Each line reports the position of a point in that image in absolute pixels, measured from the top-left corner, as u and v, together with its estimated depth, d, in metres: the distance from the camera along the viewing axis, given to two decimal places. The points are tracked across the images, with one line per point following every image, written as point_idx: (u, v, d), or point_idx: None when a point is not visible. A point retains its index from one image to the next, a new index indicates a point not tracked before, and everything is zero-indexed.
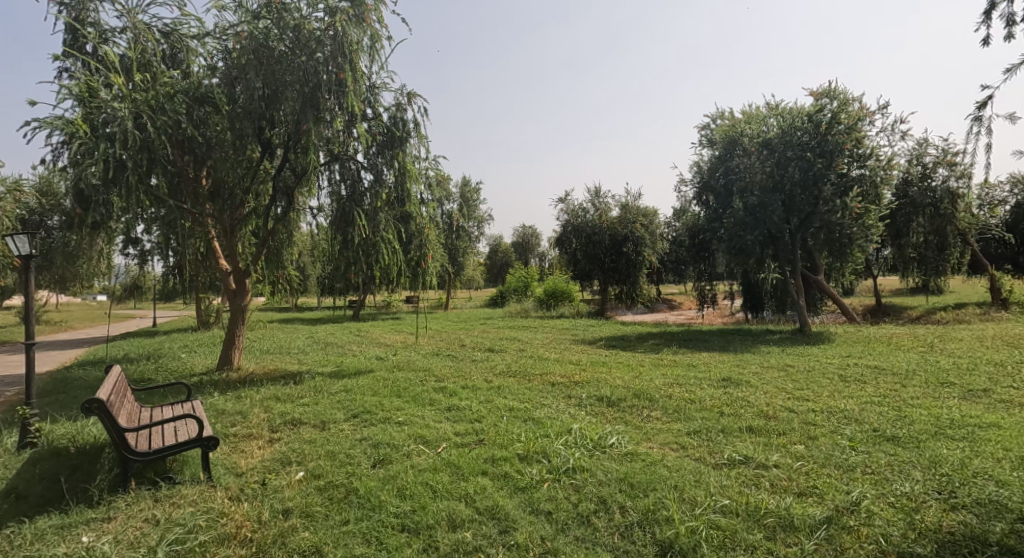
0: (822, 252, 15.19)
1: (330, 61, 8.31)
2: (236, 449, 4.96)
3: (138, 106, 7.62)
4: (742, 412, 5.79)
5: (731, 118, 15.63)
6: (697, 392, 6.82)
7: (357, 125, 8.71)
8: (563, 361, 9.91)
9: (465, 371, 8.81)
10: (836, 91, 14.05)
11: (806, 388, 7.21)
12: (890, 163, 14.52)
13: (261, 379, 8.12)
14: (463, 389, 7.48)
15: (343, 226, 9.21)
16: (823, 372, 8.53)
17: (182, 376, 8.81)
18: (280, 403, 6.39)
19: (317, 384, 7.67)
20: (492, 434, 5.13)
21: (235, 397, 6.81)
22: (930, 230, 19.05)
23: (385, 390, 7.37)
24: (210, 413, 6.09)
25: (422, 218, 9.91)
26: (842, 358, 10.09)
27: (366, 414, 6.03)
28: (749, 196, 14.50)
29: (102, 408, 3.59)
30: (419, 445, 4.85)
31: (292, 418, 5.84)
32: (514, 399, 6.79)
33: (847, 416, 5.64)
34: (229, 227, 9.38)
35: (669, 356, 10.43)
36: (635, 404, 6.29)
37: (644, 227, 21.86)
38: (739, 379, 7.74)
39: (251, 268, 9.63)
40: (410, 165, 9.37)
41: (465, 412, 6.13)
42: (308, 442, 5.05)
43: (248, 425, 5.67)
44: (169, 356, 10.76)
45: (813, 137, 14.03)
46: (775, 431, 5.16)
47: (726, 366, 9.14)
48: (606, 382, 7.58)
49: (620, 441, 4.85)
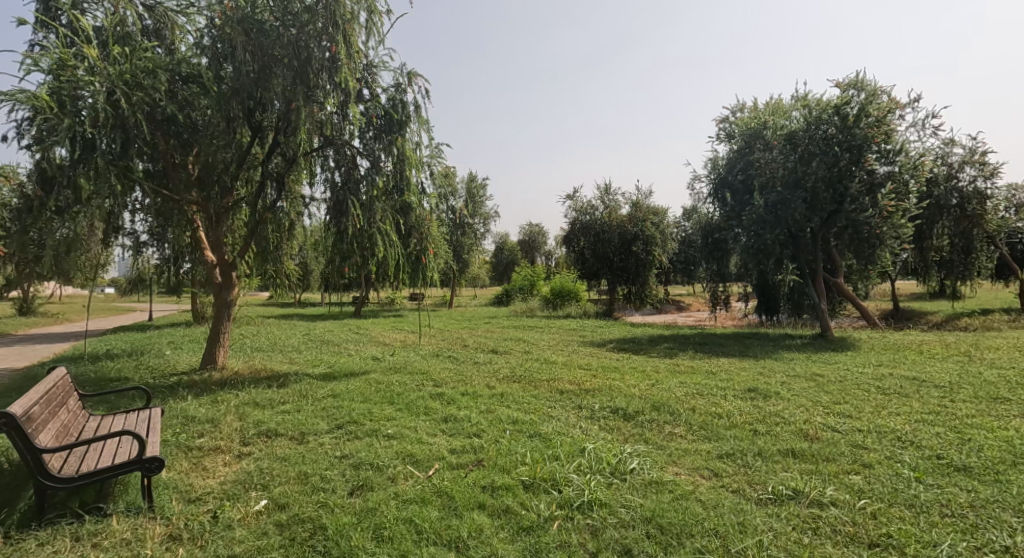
0: (847, 252, 14.36)
1: (323, 35, 7.71)
2: (198, 466, 4.30)
3: (113, 82, 6.95)
4: (779, 430, 5.08)
5: (752, 110, 14.96)
6: (723, 404, 6.10)
7: (351, 106, 8.04)
8: (572, 365, 9.20)
9: (466, 375, 8.12)
10: (863, 82, 13.34)
11: (844, 402, 6.47)
12: (921, 160, 13.74)
13: (244, 381, 7.46)
14: (462, 396, 6.79)
15: (337, 216, 8.56)
16: (858, 383, 7.78)
17: (160, 376, 8.16)
18: (257, 410, 5.72)
19: (304, 388, 7.01)
20: (492, 454, 4.45)
21: (210, 402, 6.16)
22: (955, 232, 18.24)
23: (377, 396, 6.69)
24: (178, 420, 5.44)
25: (422, 210, 9.21)
26: (874, 367, 9.34)
27: (352, 426, 5.35)
28: (770, 193, 13.82)
29: (14, 425, 2.92)
30: (408, 466, 4.17)
31: (268, 428, 5.18)
32: (518, 409, 6.09)
33: (902, 439, 4.90)
34: (214, 218, 8.74)
35: (685, 362, 9.71)
36: (654, 418, 5.57)
37: (655, 225, 21.07)
38: (767, 390, 7.02)
39: (238, 261, 8.98)
40: (410, 152, 8.70)
41: (464, 424, 5.44)
42: (281, 459, 4.37)
43: (216, 437, 4.98)
44: (154, 353, 10.15)
45: (840, 130, 13.24)
46: (823, 456, 4.45)
47: (748, 374, 8.40)
48: (620, 391, 6.89)
49: (643, 467, 4.14)
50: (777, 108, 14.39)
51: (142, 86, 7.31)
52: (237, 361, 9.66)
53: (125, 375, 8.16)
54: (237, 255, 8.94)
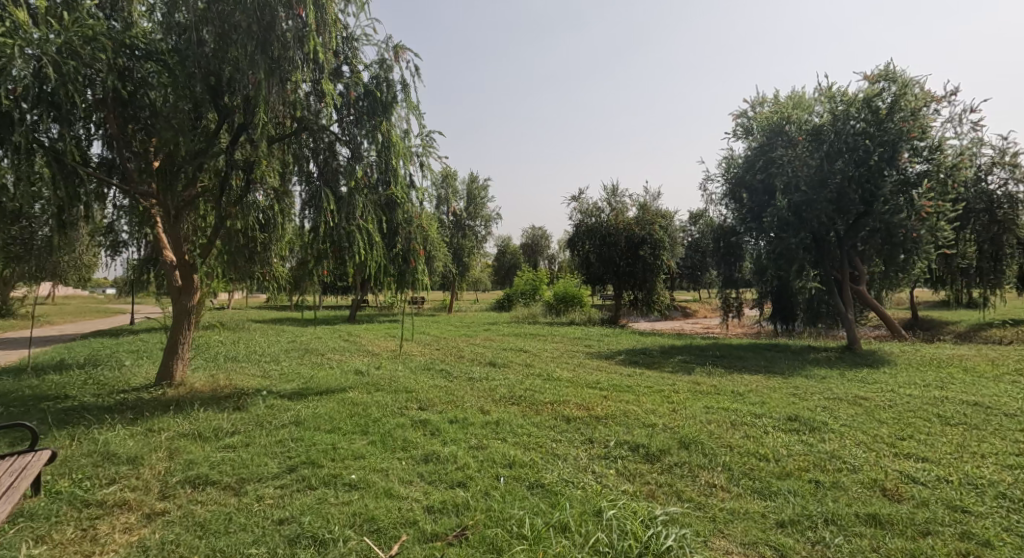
0: (875, 258, 13.23)
1: (294, 2, 6.74)
2: (86, 537, 3.24)
3: (39, 49, 5.92)
4: (846, 481, 4.01)
5: (773, 103, 13.88)
6: (766, 441, 4.99)
7: (326, 83, 7.07)
8: (578, 382, 8.13)
9: (456, 395, 7.01)
10: (895, 72, 12.25)
11: (911, 439, 5.34)
12: (960, 156, 12.61)
13: (194, 403, 6.37)
14: (449, 424, 5.68)
15: (311, 211, 7.62)
16: (913, 409, 6.68)
17: (103, 394, 7.10)
18: (194, 447, 4.65)
19: (262, 413, 5.92)
20: (479, 520, 3.39)
21: (143, 432, 5.10)
22: (985, 238, 17.04)
23: (349, 424, 5.60)
24: (91, 460, 4.36)
25: (409, 205, 8.17)
26: (921, 388, 8.18)
27: (308, 468, 4.29)
28: (794, 193, 12.72)
29: None
30: (365, 540, 3.14)
31: (200, 473, 4.11)
32: (515, 444, 4.98)
33: (1009, 498, 3.77)
34: (171, 213, 7.75)
35: (706, 380, 8.62)
36: (683, 460, 4.47)
37: (664, 229, 19.96)
38: (812, 420, 5.93)
39: (201, 262, 7.94)
40: (396, 138, 7.70)
41: (446, 468, 4.35)
42: (197, 527, 3.31)
43: (131, 484, 3.94)
44: (110, 364, 9.07)
45: (870, 125, 12.16)
46: (921, 526, 3.35)
47: (782, 397, 7.28)
48: (638, 419, 5.81)
49: (683, 545, 3.05)
50: (801, 101, 13.30)
51: (78, 55, 6.26)
52: (201, 375, 8.59)
53: (66, 392, 7.12)
54: (199, 255, 7.92)
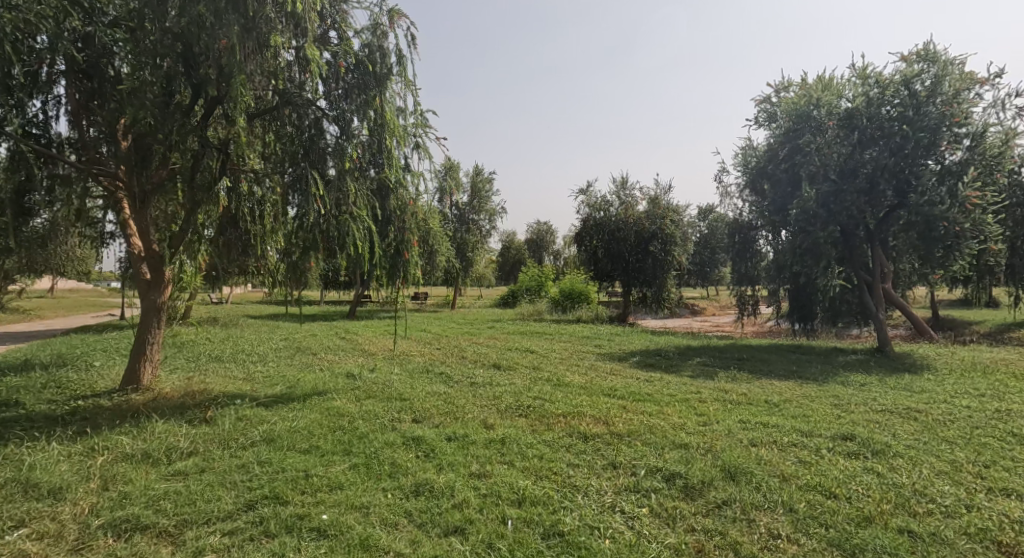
0: (909, 255, 12.31)
1: None
2: None
3: None
4: (945, 533, 3.17)
5: (799, 87, 12.89)
6: (827, 471, 4.13)
7: (310, 50, 6.26)
8: (592, 389, 7.28)
9: (455, 405, 6.16)
10: (935, 52, 11.32)
11: (998, 467, 4.45)
12: (1005, 143, 11.62)
13: (156, 413, 5.55)
14: (447, 442, 4.85)
15: (296, 197, 6.72)
16: (981, 426, 5.77)
17: (58, 400, 6.28)
18: (135, 475, 3.84)
19: (231, 428, 5.10)
20: None
21: (83, 453, 4.31)
22: (1019, 234, 16.03)
23: (328, 442, 4.77)
24: (4, 493, 3.55)
25: (404, 190, 7.32)
26: (977, 399, 7.26)
27: (269, 506, 3.47)
28: (823, 182, 11.75)
29: None
30: None
31: (131, 512, 3.30)
32: (525, 471, 4.14)
33: None
34: (137, 200, 6.89)
35: (732, 387, 7.76)
36: (733, 497, 3.63)
37: (675, 223, 19.03)
38: (871, 440, 5.05)
39: (171, 253, 7.09)
40: (390, 114, 6.88)
41: (441, 505, 3.52)
42: None
43: (40, 528, 3.13)
44: (78, 366, 8.25)
45: (909, 108, 11.19)
46: None
47: (825, 409, 6.41)
48: (665, 438, 4.95)
49: None
50: (830, 84, 12.32)
51: (23, 13, 5.49)
52: (176, 378, 7.78)
53: (17, 398, 6.33)
54: (170, 246, 7.07)
